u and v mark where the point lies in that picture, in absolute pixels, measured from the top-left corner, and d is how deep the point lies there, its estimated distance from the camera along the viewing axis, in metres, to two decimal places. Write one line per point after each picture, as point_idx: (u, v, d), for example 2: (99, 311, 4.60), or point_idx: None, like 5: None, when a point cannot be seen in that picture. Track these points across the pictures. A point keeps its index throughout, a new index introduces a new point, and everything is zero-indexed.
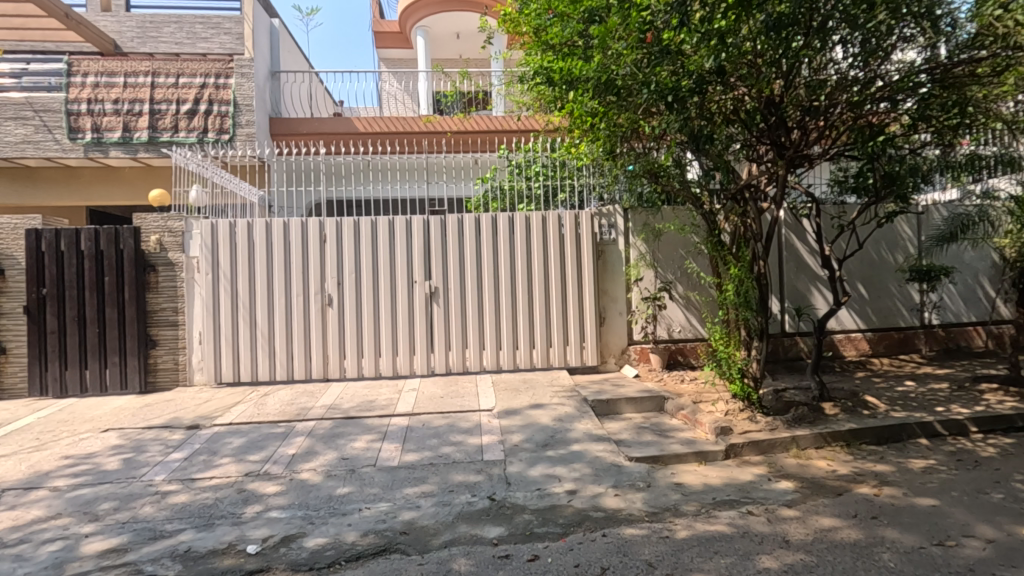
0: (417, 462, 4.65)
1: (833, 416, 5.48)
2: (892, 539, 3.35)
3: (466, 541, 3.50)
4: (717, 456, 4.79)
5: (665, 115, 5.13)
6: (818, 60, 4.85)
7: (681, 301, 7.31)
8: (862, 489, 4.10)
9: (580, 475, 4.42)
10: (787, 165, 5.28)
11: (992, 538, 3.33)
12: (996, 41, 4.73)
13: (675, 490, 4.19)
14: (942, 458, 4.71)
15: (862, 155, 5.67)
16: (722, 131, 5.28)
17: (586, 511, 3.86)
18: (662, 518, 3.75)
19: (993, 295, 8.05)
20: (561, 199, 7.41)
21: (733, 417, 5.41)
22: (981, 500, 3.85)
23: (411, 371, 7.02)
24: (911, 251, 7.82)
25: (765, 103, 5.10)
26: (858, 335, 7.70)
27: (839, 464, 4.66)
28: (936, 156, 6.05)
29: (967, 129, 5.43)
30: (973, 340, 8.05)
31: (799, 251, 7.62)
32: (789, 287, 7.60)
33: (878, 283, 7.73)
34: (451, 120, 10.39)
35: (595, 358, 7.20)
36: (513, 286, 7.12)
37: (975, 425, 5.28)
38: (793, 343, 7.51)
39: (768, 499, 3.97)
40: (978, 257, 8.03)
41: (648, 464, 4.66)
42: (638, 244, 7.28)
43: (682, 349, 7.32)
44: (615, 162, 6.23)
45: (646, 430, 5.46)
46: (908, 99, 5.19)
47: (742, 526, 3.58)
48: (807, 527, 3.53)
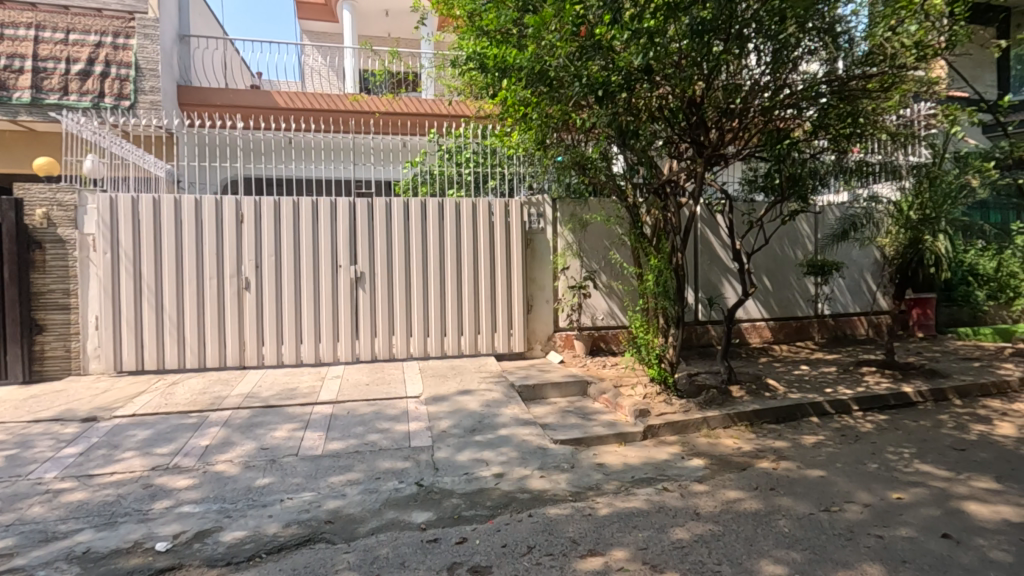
0: (341, 451, 4.56)
1: (739, 397, 5.95)
2: (787, 507, 3.69)
3: (394, 527, 3.48)
4: (636, 437, 5.06)
5: (594, 109, 5.29)
6: (734, 65, 5.15)
7: (604, 290, 7.64)
8: (763, 464, 4.49)
9: (507, 459, 4.51)
10: (705, 164, 5.61)
11: (869, 502, 3.75)
12: (885, 60, 5.36)
13: (597, 470, 4.39)
14: (830, 433, 5.24)
15: (770, 157, 6.16)
16: (647, 128, 5.53)
17: (513, 493, 3.96)
18: (585, 497, 3.92)
19: (874, 288, 8.99)
20: (490, 186, 7.44)
21: (650, 400, 5.74)
22: (861, 470, 4.33)
23: (335, 358, 6.81)
24: (808, 247, 8.59)
25: (687, 103, 5.36)
26: (762, 323, 8.36)
27: (744, 441, 5.06)
28: (832, 161, 6.63)
29: (859, 138, 6.06)
30: (857, 329, 8.95)
31: (712, 245, 8.13)
32: (702, 278, 8.09)
33: (780, 276, 8.43)
34: (380, 101, 10.06)
35: (522, 345, 7.34)
36: (442, 273, 7.09)
37: (857, 404, 5.90)
38: (705, 330, 8.04)
39: (681, 476, 4.26)
40: (863, 254, 8.95)
41: (572, 446, 4.84)
42: (565, 233, 7.49)
43: (605, 336, 7.63)
44: (545, 153, 6.38)
45: (570, 414, 5.66)
46: (812, 108, 5.66)
47: (657, 502, 3.81)
48: (715, 500, 3.83)
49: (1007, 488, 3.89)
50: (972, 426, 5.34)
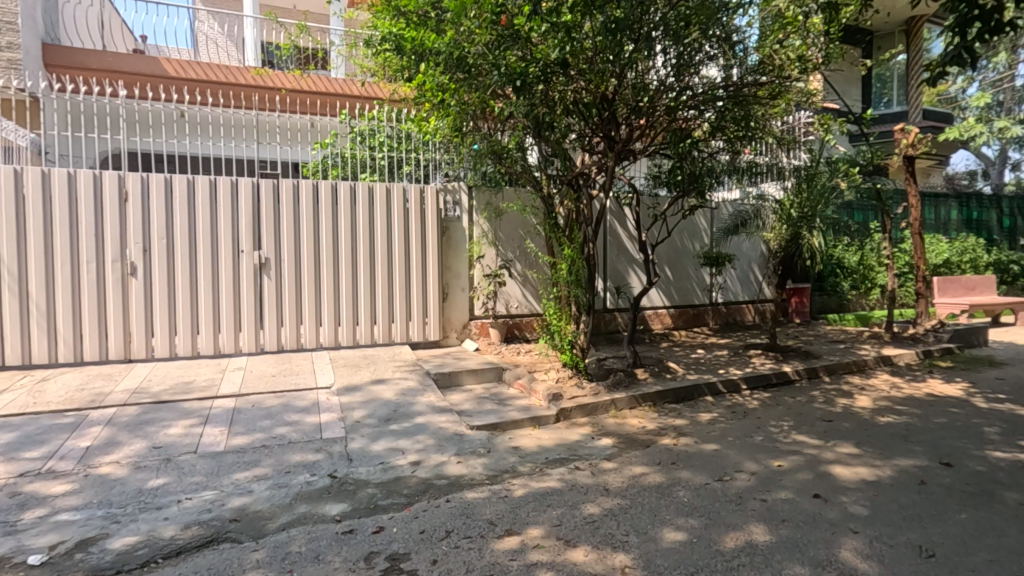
0: (246, 446, 4.32)
1: (644, 379, 6.34)
2: (686, 478, 4.01)
3: (306, 521, 3.37)
4: (550, 420, 5.24)
5: (511, 99, 5.32)
6: (642, 65, 5.39)
7: (519, 279, 7.81)
8: (664, 440, 4.83)
9: (424, 447, 4.51)
10: (615, 158, 5.88)
11: (755, 470, 4.16)
12: (774, 70, 5.89)
13: (512, 453, 4.50)
14: (722, 410, 5.73)
15: (673, 155, 6.58)
16: (562, 121, 5.67)
17: (430, 480, 3.96)
18: (502, 479, 4.01)
19: (760, 279, 9.89)
20: (405, 171, 7.32)
21: (562, 384, 5.96)
22: (748, 442, 4.79)
23: (236, 350, 6.40)
24: (705, 240, 9.27)
25: (600, 99, 5.54)
26: (663, 310, 8.92)
27: (648, 420, 5.40)
28: (726, 161, 7.15)
29: (751, 139, 6.61)
30: (745, 316, 9.78)
31: (620, 237, 8.54)
32: (611, 268, 8.48)
33: (680, 267, 9.03)
34: (286, 77, 9.50)
35: (437, 333, 7.30)
36: (354, 260, 6.87)
37: (745, 383, 6.49)
38: (612, 318, 8.44)
39: (591, 455, 4.48)
40: (751, 247, 9.79)
41: (488, 432, 4.93)
42: (481, 222, 7.55)
43: (519, 324, 7.80)
44: (462, 140, 6.41)
45: (486, 400, 5.75)
46: (710, 111, 6.12)
47: (570, 480, 3.99)
48: (622, 476, 4.07)
49: (864, 452, 4.47)
50: (837, 399, 6.07)
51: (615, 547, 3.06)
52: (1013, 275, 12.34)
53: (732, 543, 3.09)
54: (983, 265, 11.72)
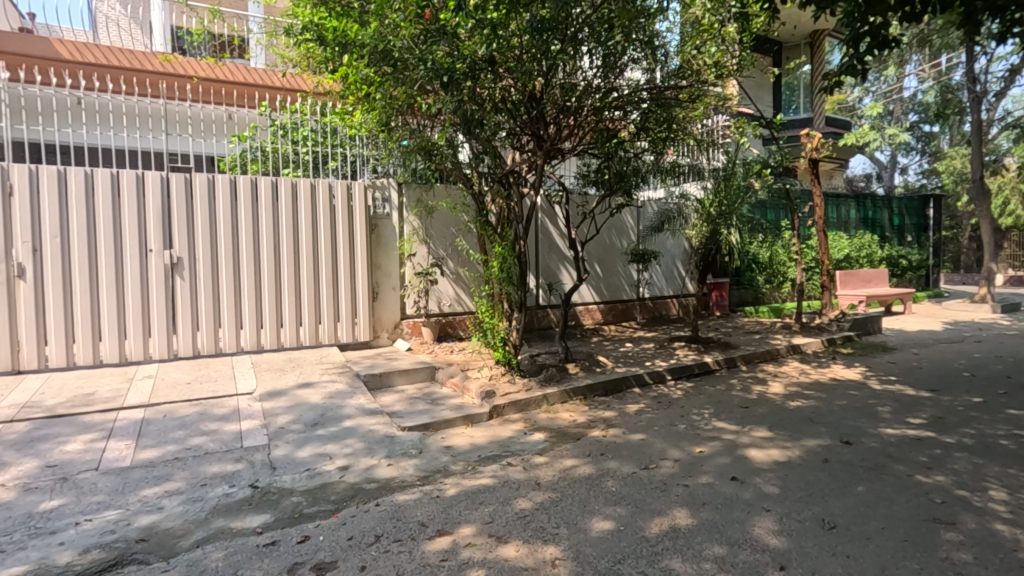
0: (156, 459, 4.02)
1: (574, 373, 6.49)
2: (614, 469, 4.13)
3: (224, 535, 3.18)
4: (482, 418, 5.25)
5: (439, 94, 5.25)
6: (571, 65, 5.58)
7: (451, 276, 7.78)
8: (594, 432, 4.96)
9: (353, 451, 4.38)
10: (544, 156, 5.95)
11: (678, 457, 4.36)
12: (693, 75, 6.20)
13: (445, 453, 4.47)
14: (648, 401, 5.96)
15: (601, 155, 6.73)
16: (491, 119, 5.61)
17: (359, 484, 3.86)
18: (433, 479, 3.97)
19: (684, 274, 10.36)
20: (331, 167, 7.03)
21: (495, 381, 5.98)
22: (672, 430, 5.00)
23: (145, 356, 5.94)
24: (632, 237, 9.59)
25: (528, 97, 5.58)
26: (593, 306, 9.16)
27: (579, 413, 5.52)
28: (651, 161, 7.38)
29: (673, 140, 6.88)
30: (671, 310, 10.20)
31: (551, 234, 8.67)
32: (543, 265, 8.59)
33: (609, 263, 9.30)
34: (197, 64, 8.89)
35: (367, 333, 7.12)
36: (277, 259, 6.56)
37: (670, 374, 6.78)
38: (545, 314, 8.57)
39: (523, 451, 4.52)
40: (675, 244, 10.23)
41: (420, 432, 4.86)
42: (411, 219, 7.42)
43: (452, 322, 7.78)
44: (390, 136, 6.25)
45: (418, 400, 5.67)
46: (635, 112, 6.39)
47: (502, 476, 4.01)
48: (553, 469, 4.14)
49: (775, 435, 4.79)
50: (753, 387, 6.46)
51: (545, 540, 3.10)
52: (902, 268, 13.62)
53: (656, 529, 3.21)
54: (877, 260, 12.86)
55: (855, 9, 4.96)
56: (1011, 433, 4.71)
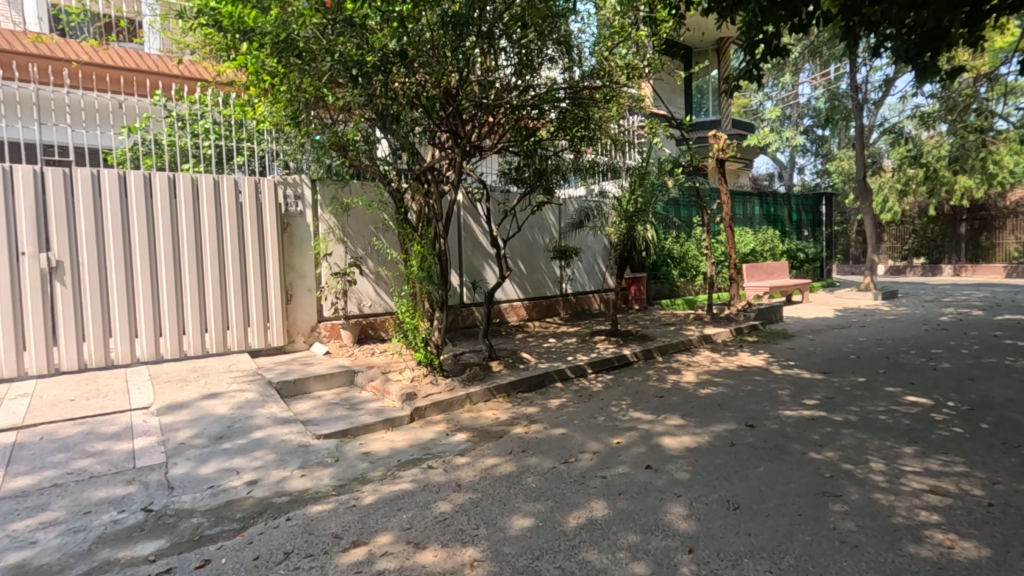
0: (31, 488, 3.60)
1: (498, 371, 6.50)
2: (535, 465, 4.17)
3: (110, 567, 2.89)
4: (403, 421, 5.14)
5: (349, 88, 5.08)
6: (488, 63, 5.57)
7: (371, 276, 7.57)
8: (516, 429, 4.98)
9: (262, 463, 4.14)
10: (462, 154, 5.90)
11: (597, 449, 4.46)
12: (606, 76, 6.44)
13: (363, 459, 4.32)
14: (570, 395, 6.08)
15: (521, 152, 6.77)
16: (407, 114, 5.50)
17: (268, 499, 3.64)
18: (350, 488, 3.82)
19: (604, 270, 10.67)
20: (237, 162, 6.64)
21: (417, 382, 5.87)
22: (591, 423, 5.12)
23: (20, 372, 5.31)
24: (554, 234, 9.75)
25: (444, 93, 5.49)
26: (518, 303, 9.22)
27: (501, 411, 5.54)
28: (571, 159, 7.46)
29: (591, 139, 7.07)
30: (592, 304, 10.48)
31: (474, 232, 8.62)
32: (466, 263, 8.53)
33: (532, 260, 9.40)
34: (77, 47, 8.07)
35: (281, 338, 6.78)
36: (176, 261, 6.08)
37: (591, 367, 6.95)
38: (469, 312, 8.52)
39: (445, 452, 4.46)
40: (595, 241, 10.51)
41: (337, 440, 4.68)
42: (326, 217, 7.14)
43: (373, 323, 7.57)
44: (299, 130, 5.92)
45: (336, 406, 5.46)
46: (553, 111, 6.48)
47: (422, 480, 3.93)
48: (475, 469, 4.11)
49: (687, 422, 5.03)
50: (668, 377, 6.76)
51: (464, 542, 3.07)
52: (799, 261, 14.78)
53: (574, 522, 3.26)
54: (778, 253, 13.87)
55: (752, 19, 5.32)
56: (888, 409, 5.21)
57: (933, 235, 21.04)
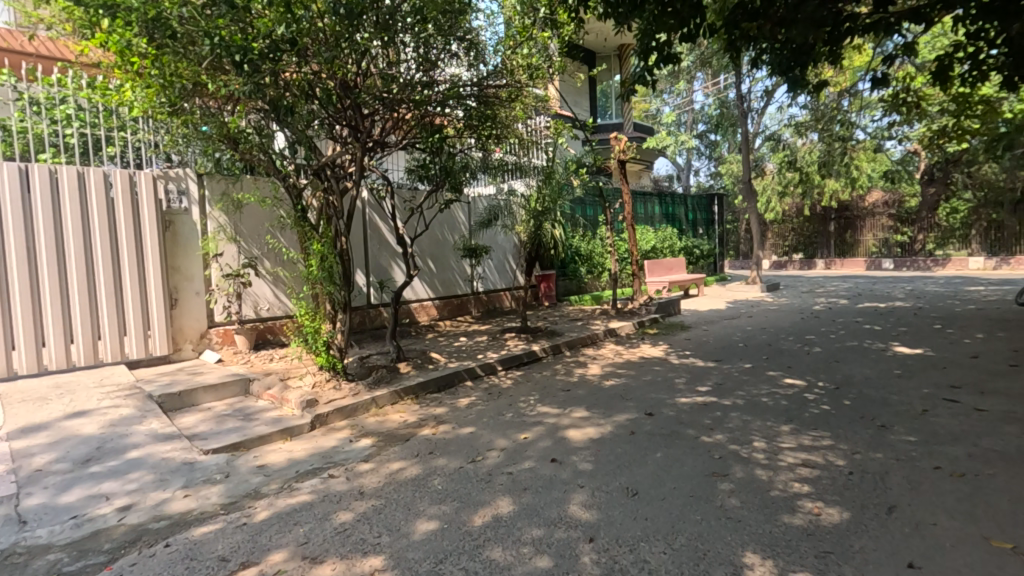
0: None
1: (406, 373, 6.36)
2: (442, 466, 4.11)
3: None
4: (303, 429, 4.88)
5: (233, 77, 4.75)
6: (389, 54, 5.46)
7: (268, 277, 7.11)
8: (424, 431, 4.89)
9: (138, 486, 3.74)
10: (363, 149, 5.68)
11: (504, 446, 4.48)
12: (511, 76, 6.53)
13: (256, 473, 4.04)
14: (480, 393, 6.07)
15: (426, 149, 6.70)
16: (303, 108, 5.23)
17: (144, 525, 3.30)
18: (241, 505, 3.56)
19: (514, 268, 10.81)
20: (109, 153, 6.02)
21: (319, 389, 5.59)
22: (500, 420, 5.15)
23: None
24: (463, 232, 9.72)
25: (339, 86, 5.28)
26: (428, 302, 9.08)
27: (409, 413, 5.41)
28: (479, 158, 7.51)
29: (498, 139, 7.08)
30: (504, 302, 10.57)
31: (380, 230, 8.38)
32: (373, 262, 8.27)
33: (442, 258, 9.30)
34: None
35: (165, 347, 6.19)
36: (33, 264, 5.35)
37: (501, 365, 6.98)
38: (376, 313, 8.27)
39: (348, 459, 4.28)
40: (505, 239, 10.63)
41: (227, 454, 4.34)
42: (216, 215, 6.63)
43: (272, 327, 7.16)
44: (180, 120, 5.49)
45: (227, 417, 5.07)
46: (459, 107, 6.31)
47: (322, 490, 3.75)
48: (379, 475, 3.98)
49: (591, 414, 5.19)
50: (575, 370, 6.95)
51: (365, 552, 2.95)
52: (695, 257, 15.79)
53: (480, 521, 3.24)
54: (676, 250, 14.73)
55: (645, 27, 5.57)
56: (770, 392, 5.68)
57: (808, 232, 23.31)
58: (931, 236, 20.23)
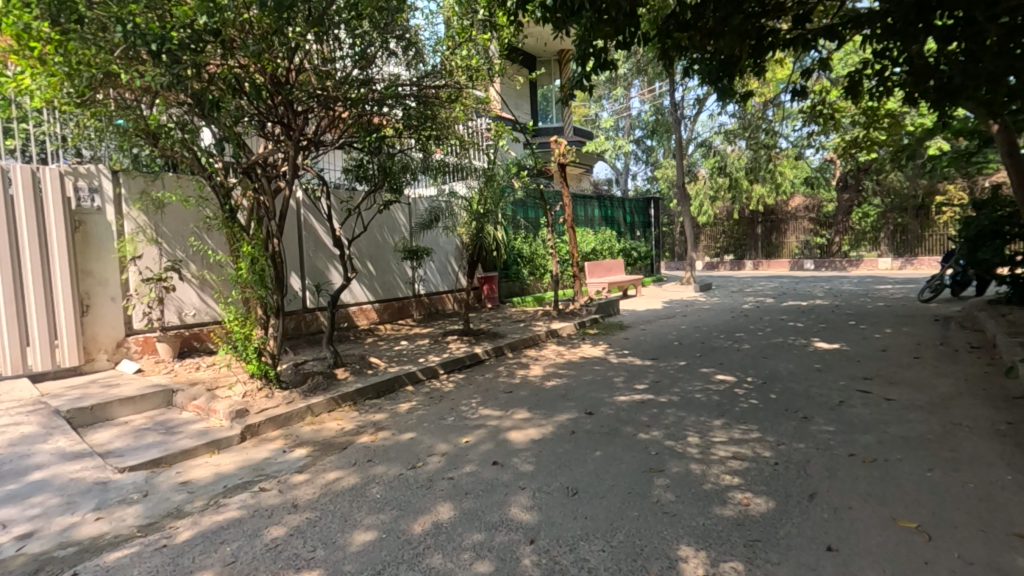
0: None
1: (344, 379, 6.17)
2: (381, 474, 4.00)
3: None
4: (232, 441, 4.63)
5: (151, 69, 4.41)
6: (324, 48, 5.30)
7: (193, 281, 6.71)
8: (362, 439, 4.75)
9: (42, 511, 3.42)
10: (295, 148, 5.38)
11: (446, 450, 4.42)
12: (450, 76, 6.50)
13: (179, 490, 3.79)
14: (421, 398, 5.97)
15: (365, 147, 6.55)
16: (230, 104, 4.97)
17: (48, 554, 3.02)
18: (161, 526, 3.32)
19: (457, 270, 10.75)
20: (9, 146, 5.53)
21: (250, 398, 5.31)
22: (441, 424, 5.08)
23: None
24: (404, 234, 9.57)
25: (270, 81, 5.06)
26: (367, 305, 8.85)
27: (347, 420, 5.24)
28: (419, 159, 7.38)
29: (439, 141, 7.00)
30: (446, 305, 10.47)
31: (316, 231, 8.10)
32: (309, 265, 7.98)
33: (382, 260, 9.11)
34: None
35: (75, 358, 5.70)
36: None
37: (443, 368, 6.91)
38: (313, 317, 7.98)
39: (280, 471, 4.10)
40: (446, 241, 10.55)
41: (147, 471, 4.05)
42: (135, 214, 6.22)
43: (198, 334, 6.72)
44: (92, 112, 5.12)
45: (147, 431, 4.74)
46: (397, 106, 6.18)
47: (252, 505, 3.56)
48: (314, 486, 3.83)
49: (533, 415, 5.22)
50: (517, 372, 6.97)
51: (299, 569, 2.83)
52: (633, 259, 16.26)
53: (419, 528, 3.18)
54: (616, 251, 15.11)
55: (583, 34, 5.68)
56: (703, 388, 5.91)
57: (737, 235, 24.52)
58: (846, 239, 21.75)
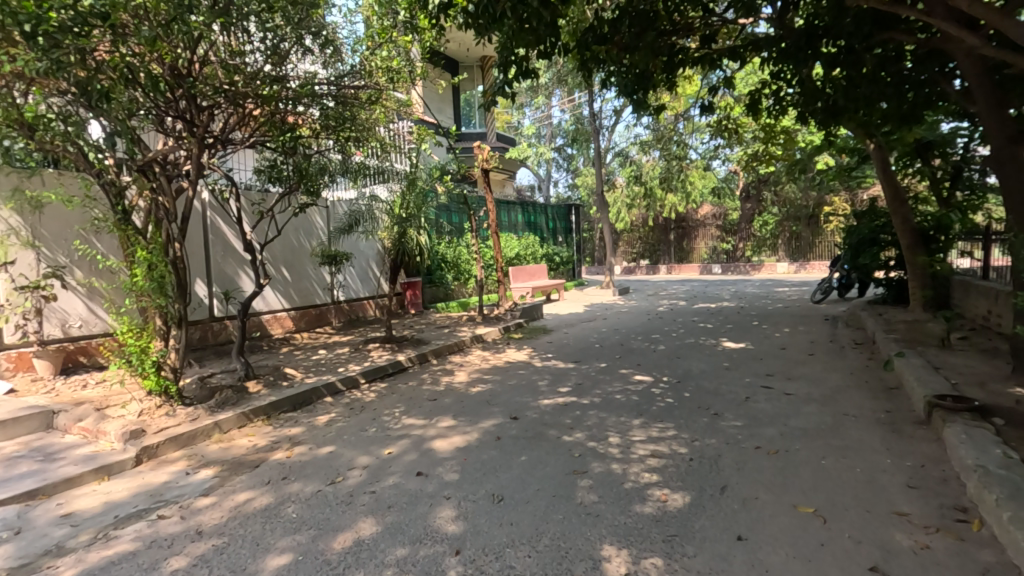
0: None
1: (255, 392, 5.80)
2: (297, 492, 3.78)
3: None
4: (126, 466, 4.20)
5: (26, 53, 3.94)
6: (231, 42, 4.96)
7: (78, 289, 6.07)
8: (276, 455, 4.48)
9: None
10: (199, 145, 5.03)
11: (367, 463, 4.26)
12: (369, 78, 6.33)
13: (60, 524, 3.38)
14: (341, 409, 5.73)
15: (278, 147, 6.21)
16: (122, 94, 4.52)
17: None
18: (37, 566, 2.95)
19: (378, 275, 10.46)
20: None
21: (147, 416, 4.86)
22: (362, 436, 4.90)
23: None
24: (322, 238, 9.19)
25: (170, 73, 4.66)
26: (282, 313, 8.39)
27: (259, 436, 4.93)
28: (338, 161, 7.15)
29: (358, 143, 6.78)
30: (367, 311, 10.17)
31: (224, 235, 7.59)
32: (216, 271, 7.45)
33: (297, 266, 8.69)
34: None
35: None
36: None
37: (364, 377, 6.68)
38: (222, 327, 7.46)
39: (182, 496, 3.77)
40: (367, 246, 10.25)
41: (20, 505, 3.59)
42: (5, 215, 5.55)
43: (85, 348, 6.08)
44: None
45: (22, 459, 4.20)
46: (312, 105, 5.89)
47: (149, 535, 3.24)
48: (221, 510, 3.55)
49: (458, 422, 5.16)
50: (441, 379, 6.87)
51: None
52: (555, 264, 16.60)
53: (339, 547, 3.03)
54: (538, 256, 15.36)
55: (505, 41, 5.72)
56: (622, 389, 6.11)
57: (652, 241, 25.72)
58: (749, 245, 23.43)
